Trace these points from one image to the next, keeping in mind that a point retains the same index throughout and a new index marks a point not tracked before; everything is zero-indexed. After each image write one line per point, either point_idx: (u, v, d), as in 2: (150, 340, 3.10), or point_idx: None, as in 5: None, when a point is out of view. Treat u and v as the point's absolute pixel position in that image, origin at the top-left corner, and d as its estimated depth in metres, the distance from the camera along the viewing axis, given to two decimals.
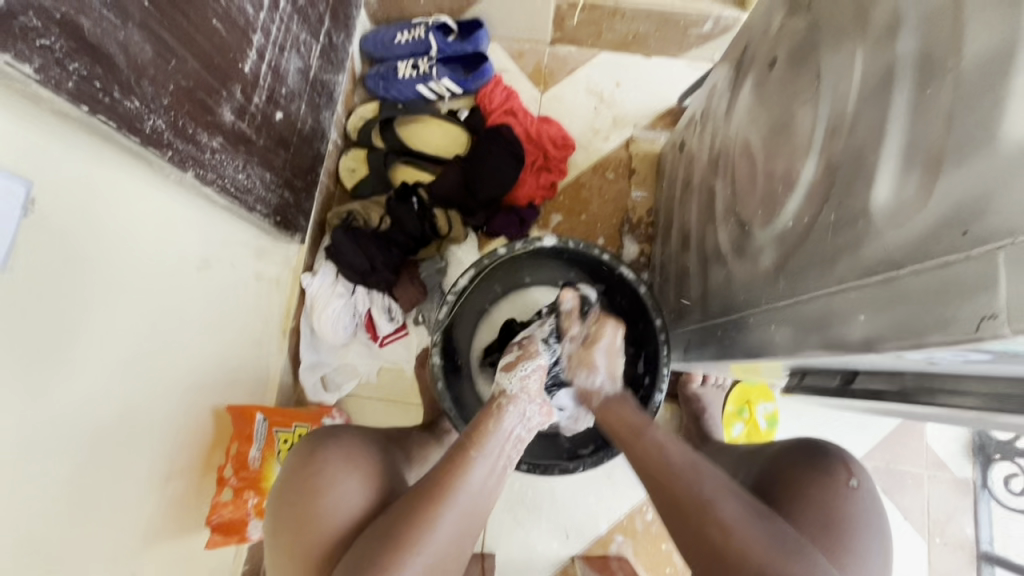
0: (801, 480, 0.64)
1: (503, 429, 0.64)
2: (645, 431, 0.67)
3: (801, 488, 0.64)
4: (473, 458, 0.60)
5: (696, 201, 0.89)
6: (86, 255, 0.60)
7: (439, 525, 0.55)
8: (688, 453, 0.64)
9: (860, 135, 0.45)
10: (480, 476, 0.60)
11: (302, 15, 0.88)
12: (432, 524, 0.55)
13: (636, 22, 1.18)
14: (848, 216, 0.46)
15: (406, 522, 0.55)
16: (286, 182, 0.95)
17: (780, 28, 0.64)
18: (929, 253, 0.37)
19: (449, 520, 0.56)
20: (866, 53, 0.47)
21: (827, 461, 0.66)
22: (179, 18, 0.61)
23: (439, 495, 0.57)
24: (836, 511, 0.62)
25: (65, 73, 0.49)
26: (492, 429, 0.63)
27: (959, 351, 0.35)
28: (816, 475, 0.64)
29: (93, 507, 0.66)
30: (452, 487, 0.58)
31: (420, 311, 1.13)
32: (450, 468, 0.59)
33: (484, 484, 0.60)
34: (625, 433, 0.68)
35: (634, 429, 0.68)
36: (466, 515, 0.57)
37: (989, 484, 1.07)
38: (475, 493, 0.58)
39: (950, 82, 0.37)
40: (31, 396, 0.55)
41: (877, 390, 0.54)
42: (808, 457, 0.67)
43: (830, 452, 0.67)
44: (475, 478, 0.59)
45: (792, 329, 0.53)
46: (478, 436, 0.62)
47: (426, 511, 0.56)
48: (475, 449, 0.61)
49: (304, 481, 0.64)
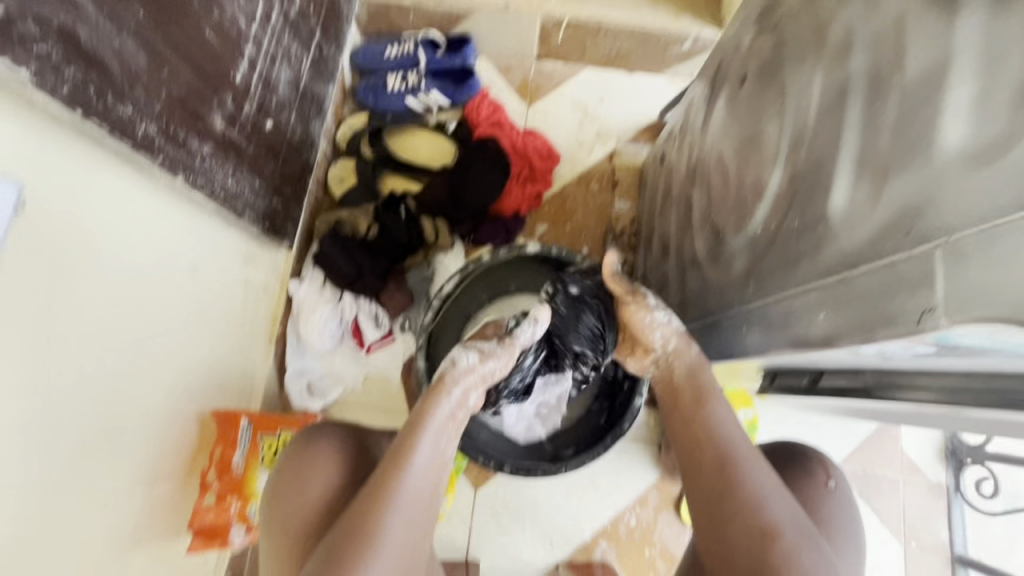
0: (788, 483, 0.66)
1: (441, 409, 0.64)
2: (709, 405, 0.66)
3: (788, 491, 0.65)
4: (416, 446, 0.61)
5: (675, 210, 0.92)
6: (76, 257, 0.61)
7: (390, 514, 0.57)
8: (746, 442, 0.62)
9: (819, 147, 0.48)
10: (421, 459, 0.61)
11: (293, 27, 0.90)
12: (380, 521, 0.56)
13: (620, 40, 1.22)
14: (810, 222, 0.48)
15: (358, 521, 0.56)
16: (274, 190, 0.96)
17: (750, 47, 0.67)
18: (878, 255, 0.39)
19: (399, 513, 0.58)
20: (824, 70, 0.50)
21: (809, 463, 0.67)
22: (173, 29, 0.63)
23: (382, 491, 0.58)
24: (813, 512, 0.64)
25: (60, 78, 0.51)
26: (428, 411, 0.64)
27: (908, 345, 0.37)
28: (799, 478, 0.66)
29: (75, 511, 0.66)
30: (394, 478, 0.58)
31: (405, 318, 1.15)
32: (393, 462, 0.60)
33: (428, 470, 0.61)
34: (695, 407, 0.66)
35: (698, 398, 0.66)
36: (412, 500, 0.59)
37: (961, 487, 1.10)
38: (421, 479, 0.60)
39: (895, 96, 0.40)
40: (28, 389, 0.57)
41: (842, 388, 0.56)
42: (790, 459, 0.68)
43: (810, 454, 0.69)
44: (420, 466, 0.60)
45: (761, 330, 0.55)
46: (418, 425, 0.63)
47: (371, 509, 0.57)
48: (417, 438, 0.61)
49: (290, 476, 0.66)
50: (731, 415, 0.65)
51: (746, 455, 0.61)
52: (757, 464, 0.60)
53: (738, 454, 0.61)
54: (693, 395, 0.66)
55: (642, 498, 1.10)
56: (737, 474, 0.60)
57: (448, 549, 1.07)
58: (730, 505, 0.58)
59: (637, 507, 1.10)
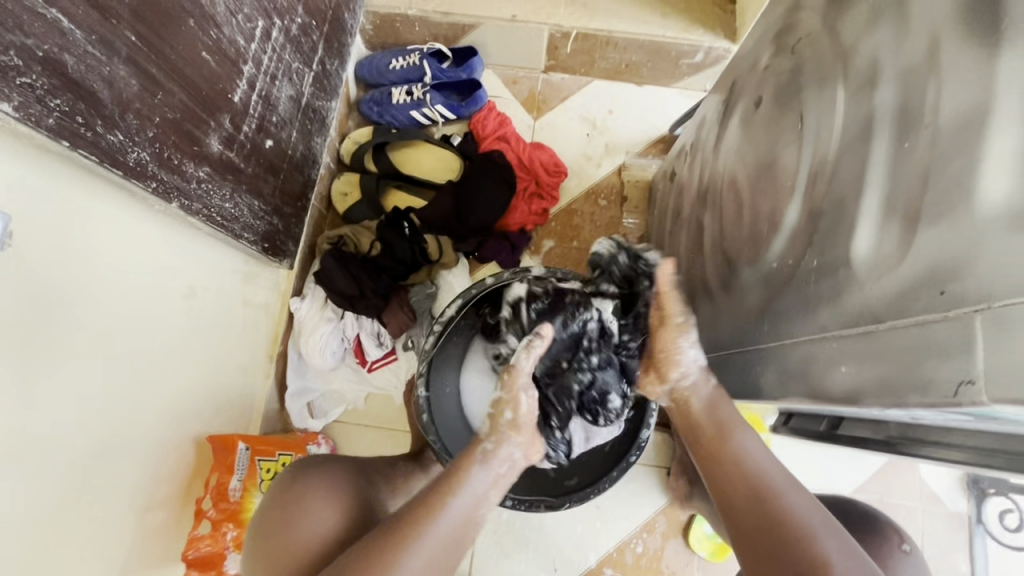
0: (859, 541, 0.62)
1: (482, 479, 0.61)
2: (780, 494, 0.55)
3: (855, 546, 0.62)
4: (447, 504, 0.58)
5: (686, 231, 0.89)
6: (65, 286, 0.59)
7: (412, 554, 0.54)
8: (798, 488, 0.56)
9: (841, 183, 0.45)
10: (459, 505, 0.58)
11: (295, 43, 0.89)
12: (402, 557, 0.54)
13: (628, 52, 1.20)
14: (830, 263, 0.46)
15: (381, 558, 0.53)
16: (274, 208, 0.95)
17: (766, 67, 0.64)
18: (907, 310, 0.36)
19: (422, 556, 0.54)
20: (847, 100, 0.47)
21: (881, 526, 0.64)
22: (168, 52, 0.62)
23: (410, 528, 0.55)
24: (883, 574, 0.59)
25: (46, 109, 0.49)
26: (473, 459, 0.62)
27: (942, 412, 0.34)
28: (872, 539, 0.62)
29: (65, 548, 0.64)
30: (422, 522, 0.56)
31: (408, 336, 1.12)
32: (438, 491, 0.59)
33: (473, 508, 0.59)
34: (759, 491, 0.56)
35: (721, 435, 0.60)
36: (443, 539, 0.56)
37: (983, 518, 1.05)
38: (464, 513, 0.58)
39: (926, 137, 0.37)
40: (16, 424, 0.55)
41: (864, 438, 0.53)
42: (855, 521, 0.65)
43: (877, 517, 0.65)
44: (461, 504, 0.58)
45: (777, 373, 0.52)
46: (466, 460, 0.62)
47: (397, 547, 0.54)
48: (451, 491, 0.59)
49: (279, 511, 0.64)
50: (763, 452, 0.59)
51: (789, 487, 0.55)
52: (800, 495, 0.55)
53: (780, 492, 0.55)
54: (756, 483, 0.56)
55: (649, 525, 1.07)
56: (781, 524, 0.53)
57: None
58: (796, 556, 0.51)
59: (643, 534, 1.07)
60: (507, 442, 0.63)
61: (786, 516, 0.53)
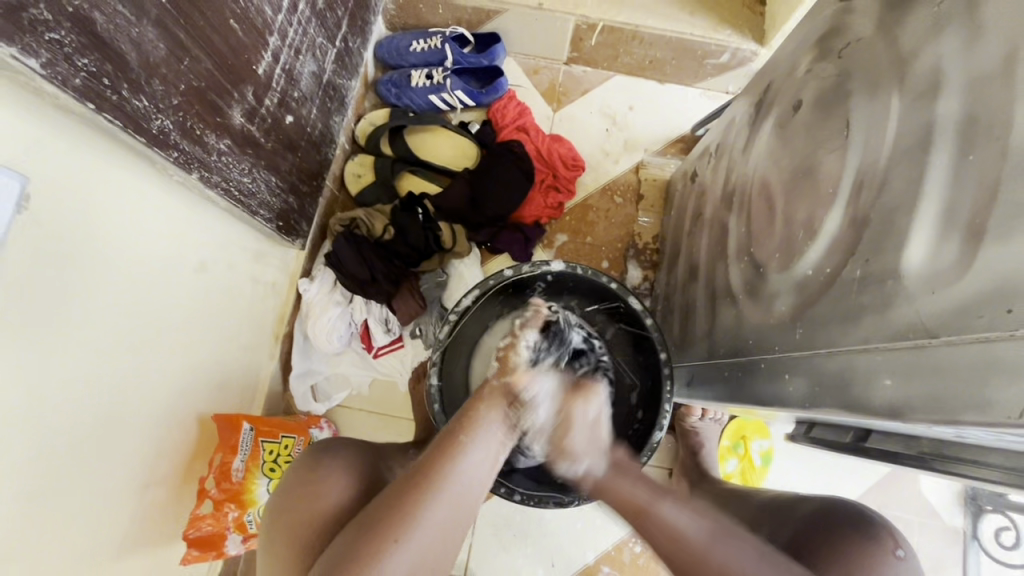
0: (848, 543, 0.59)
1: (495, 416, 0.62)
2: (653, 507, 0.61)
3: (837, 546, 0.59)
4: (464, 444, 0.59)
5: (707, 234, 0.88)
6: (79, 252, 0.57)
7: (426, 514, 0.54)
8: (706, 525, 0.59)
9: (892, 194, 0.45)
10: (470, 459, 0.59)
11: (320, 18, 0.86)
12: (416, 514, 0.53)
13: (654, 49, 1.18)
14: (875, 274, 0.45)
15: (396, 508, 0.54)
16: (290, 186, 0.92)
17: (808, 70, 0.63)
18: (966, 326, 0.36)
19: (435, 508, 0.54)
20: (900, 109, 0.46)
21: (876, 528, 0.61)
22: (196, 17, 0.59)
23: (427, 479, 0.56)
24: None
25: (73, 69, 0.47)
26: (484, 415, 0.62)
27: (994, 430, 0.34)
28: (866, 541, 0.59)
29: (68, 526, 0.63)
30: (438, 469, 0.57)
31: (417, 325, 1.10)
32: (433, 461, 0.57)
33: (475, 473, 0.59)
34: (637, 515, 0.61)
35: (634, 507, 0.61)
36: (461, 491, 0.57)
37: (979, 535, 1.06)
38: (467, 480, 0.58)
39: (995, 150, 0.36)
40: (17, 407, 0.53)
41: (893, 453, 0.52)
42: (851, 520, 0.62)
43: (873, 518, 0.62)
44: (471, 460, 0.59)
45: (807, 382, 0.52)
46: (464, 426, 0.61)
47: (414, 495, 0.54)
48: (468, 434, 0.60)
49: (298, 489, 0.63)
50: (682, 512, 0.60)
51: (715, 540, 0.57)
52: (734, 547, 0.56)
53: (706, 555, 0.57)
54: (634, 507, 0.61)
55: None
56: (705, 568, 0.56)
57: None
58: None
59: None
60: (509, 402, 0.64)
61: (718, 573, 0.55)
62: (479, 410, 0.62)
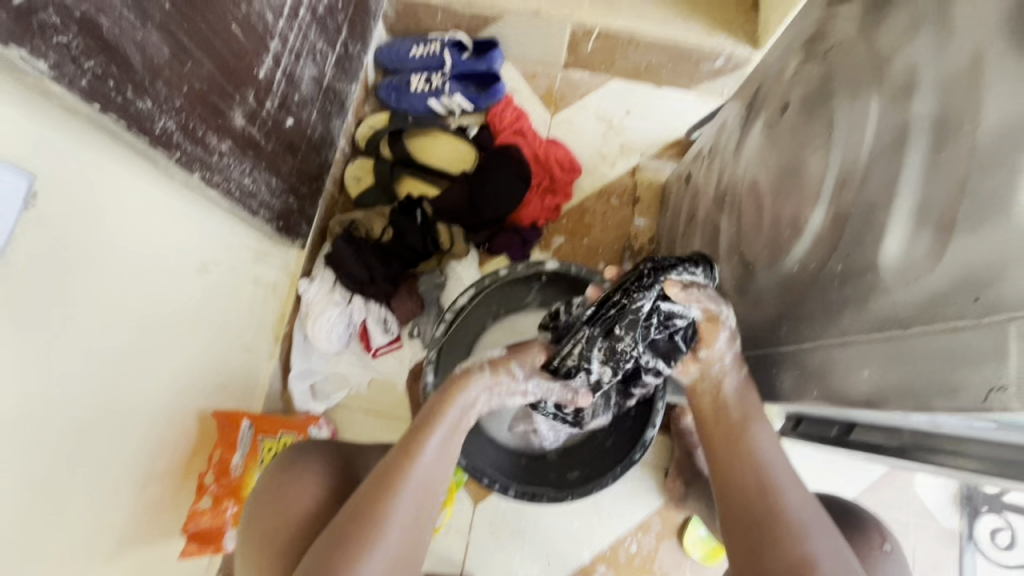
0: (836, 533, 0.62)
1: (455, 412, 0.61)
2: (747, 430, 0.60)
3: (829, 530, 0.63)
4: (424, 448, 0.58)
5: (700, 234, 0.89)
6: (83, 249, 0.59)
7: (390, 523, 0.54)
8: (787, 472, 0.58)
9: (871, 190, 0.46)
10: (430, 460, 0.58)
11: (320, 23, 0.88)
12: (380, 528, 0.53)
13: (649, 54, 1.20)
14: (855, 269, 0.46)
15: (361, 524, 0.54)
16: (289, 188, 0.94)
17: (795, 73, 0.64)
18: (938, 316, 0.37)
19: (398, 519, 0.55)
20: (879, 109, 0.47)
21: (862, 522, 0.63)
22: (199, 22, 0.61)
23: (387, 490, 0.55)
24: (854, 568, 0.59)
25: (80, 71, 0.49)
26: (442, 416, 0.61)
27: (965, 417, 0.35)
28: (848, 534, 0.62)
29: (68, 518, 0.64)
30: (400, 478, 0.56)
31: (415, 325, 1.13)
32: (396, 466, 0.57)
33: (436, 472, 0.58)
34: (731, 431, 0.60)
35: (735, 424, 0.61)
36: (422, 494, 0.57)
37: (975, 535, 1.06)
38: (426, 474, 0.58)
39: (965, 147, 0.37)
40: (20, 399, 0.55)
41: (876, 445, 0.53)
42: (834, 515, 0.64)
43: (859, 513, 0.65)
44: (430, 461, 0.58)
45: (793, 377, 0.53)
46: (427, 425, 0.60)
47: (377, 508, 0.54)
48: (427, 436, 0.59)
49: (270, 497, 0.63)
50: (773, 445, 0.60)
51: (789, 484, 0.56)
52: (799, 496, 0.56)
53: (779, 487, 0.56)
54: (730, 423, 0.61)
55: (644, 525, 1.08)
56: (775, 506, 0.55)
57: (442, 564, 1.05)
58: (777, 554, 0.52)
59: (638, 533, 1.07)
60: (471, 391, 0.63)
61: (778, 516, 0.54)
62: (435, 414, 0.61)
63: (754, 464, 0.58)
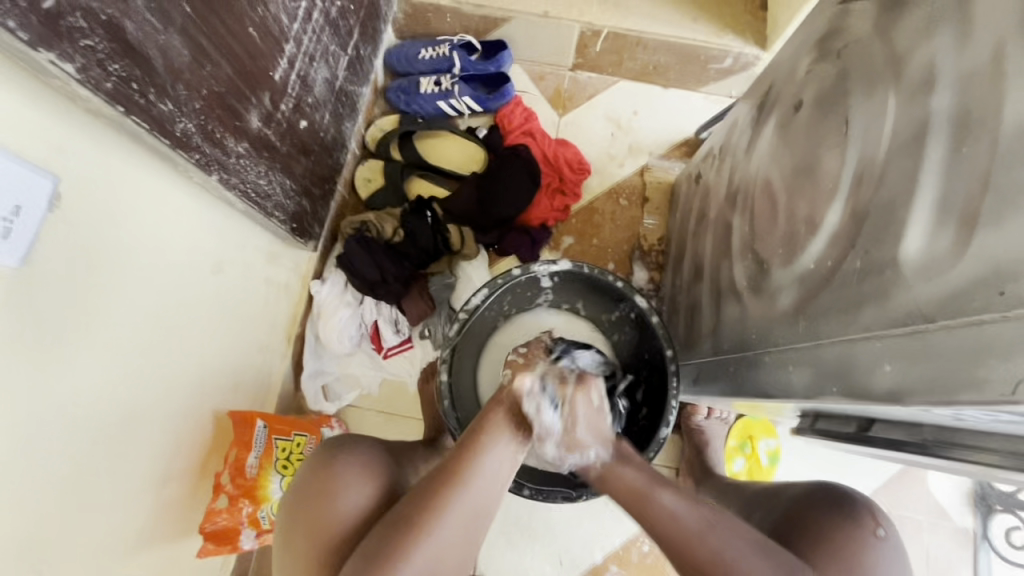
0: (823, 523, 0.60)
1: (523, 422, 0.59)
2: (652, 492, 0.58)
3: (820, 523, 0.61)
4: (487, 453, 0.56)
5: (712, 233, 0.89)
6: (105, 250, 0.60)
7: (443, 524, 0.52)
8: (702, 515, 0.55)
9: (891, 186, 0.46)
10: (490, 467, 0.56)
11: (333, 26, 0.89)
12: (434, 524, 0.52)
13: (658, 54, 1.20)
14: (874, 265, 0.46)
15: (414, 522, 0.52)
16: (302, 189, 0.95)
17: (808, 72, 0.64)
18: (962, 310, 0.37)
19: (450, 524, 0.53)
20: (897, 106, 0.47)
21: (853, 509, 0.61)
22: (217, 25, 0.62)
23: (447, 488, 0.54)
24: (849, 560, 0.57)
25: (105, 74, 0.50)
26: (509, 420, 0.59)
27: (990, 411, 0.35)
28: (840, 521, 0.60)
29: (88, 517, 0.65)
30: (461, 478, 0.55)
31: (426, 325, 1.12)
32: (458, 464, 0.56)
33: (497, 479, 0.56)
34: (636, 499, 0.58)
35: (637, 490, 0.58)
36: (479, 501, 0.55)
37: (989, 535, 1.06)
38: (483, 499, 0.55)
39: (987, 142, 0.37)
40: (43, 401, 0.55)
41: (896, 441, 0.53)
42: (831, 500, 0.63)
43: (856, 499, 0.63)
44: (491, 468, 0.56)
45: (811, 373, 0.53)
46: (493, 426, 0.58)
47: (434, 505, 0.53)
48: (489, 439, 0.57)
49: (310, 495, 0.63)
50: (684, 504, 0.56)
51: (706, 529, 0.54)
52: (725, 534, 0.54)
53: (702, 533, 0.54)
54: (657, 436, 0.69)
55: None
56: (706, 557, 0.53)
57: None
58: None
59: None
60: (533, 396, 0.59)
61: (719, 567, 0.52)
62: (502, 420, 0.59)
63: (662, 530, 0.55)
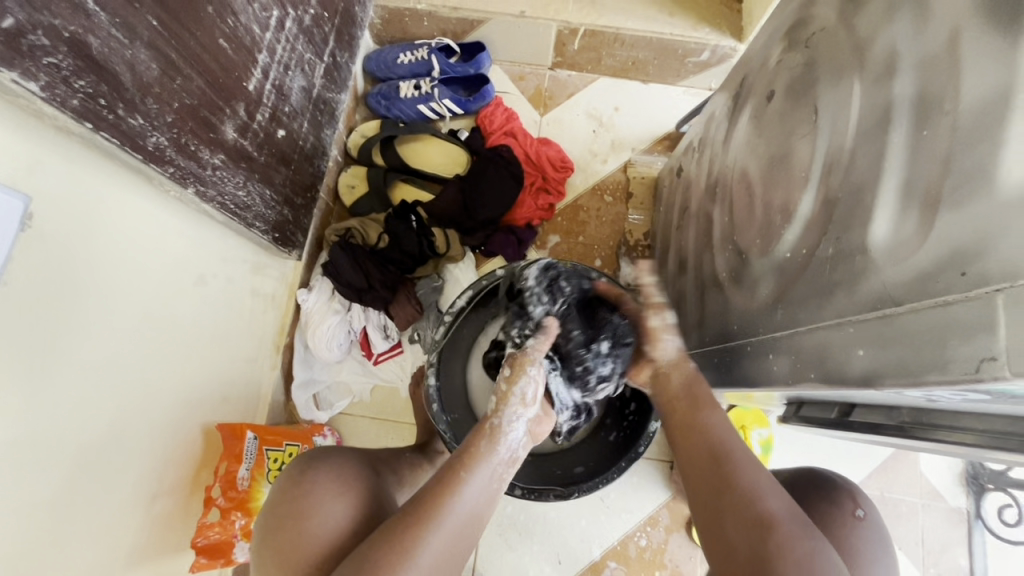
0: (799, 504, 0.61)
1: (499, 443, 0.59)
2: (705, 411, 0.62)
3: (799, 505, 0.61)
4: (466, 478, 0.56)
5: (694, 226, 0.89)
6: (83, 268, 0.59)
7: (422, 550, 0.52)
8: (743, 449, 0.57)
9: (859, 172, 0.46)
10: (471, 491, 0.56)
11: (307, 34, 0.89)
12: (412, 551, 0.51)
13: (635, 49, 1.20)
14: (846, 251, 0.47)
15: (392, 552, 0.51)
16: (283, 199, 0.95)
17: (778, 61, 0.65)
18: (928, 292, 0.37)
19: (428, 554, 0.52)
20: (862, 92, 0.48)
21: (832, 492, 0.62)
22: (187, 39, 0.62)
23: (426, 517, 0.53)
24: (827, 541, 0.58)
25: (71, 91, 0.50)
26: (486, 451, 0.58)
27: (958, 390, 0.36)
28: (818, 502, 0.61)
29: (78, 536, 0.64)
30: (440, 507, 0.54)
31: (415, 329, 1.12)
32: (439, 490, 0.55)
33: (479, 501, 0.56)
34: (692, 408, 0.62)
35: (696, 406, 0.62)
36: (459, 526, 0.54)
37: (982, 513, 1.07)
38: (463, 525, 0.54)
39: (947, 123, 0.38)
40: (25, 420, 0.55)
41: (876, 425, 0.53)
42: (812, 484, 0.64)
43: (835, 481, 0.63)
44: (472, 492, 0.56)
45: (790, 360, 0.53)
46: (472, 455, 0.58)
47: (413, 535, 0.52)
48: (467, 470, 0.57)
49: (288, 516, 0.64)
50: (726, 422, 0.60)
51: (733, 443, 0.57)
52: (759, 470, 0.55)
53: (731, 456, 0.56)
54: (686, 415, 0.62)
55: (652, 519, 1.08)
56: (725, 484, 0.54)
57: None
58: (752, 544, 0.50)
59: (647, 528, 1.07)
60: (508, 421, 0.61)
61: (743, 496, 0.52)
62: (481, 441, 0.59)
63: (707, 439, 0.58)
